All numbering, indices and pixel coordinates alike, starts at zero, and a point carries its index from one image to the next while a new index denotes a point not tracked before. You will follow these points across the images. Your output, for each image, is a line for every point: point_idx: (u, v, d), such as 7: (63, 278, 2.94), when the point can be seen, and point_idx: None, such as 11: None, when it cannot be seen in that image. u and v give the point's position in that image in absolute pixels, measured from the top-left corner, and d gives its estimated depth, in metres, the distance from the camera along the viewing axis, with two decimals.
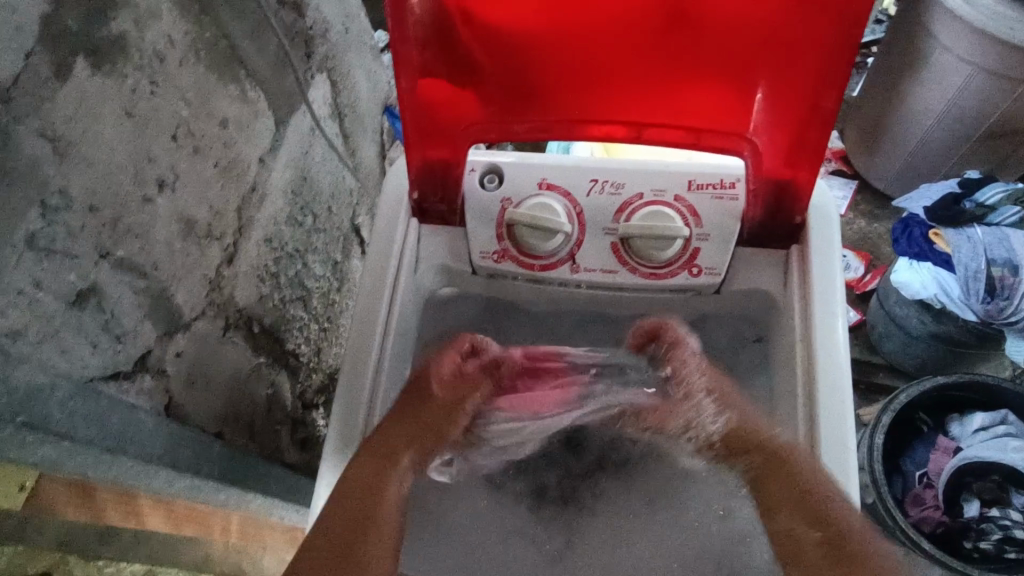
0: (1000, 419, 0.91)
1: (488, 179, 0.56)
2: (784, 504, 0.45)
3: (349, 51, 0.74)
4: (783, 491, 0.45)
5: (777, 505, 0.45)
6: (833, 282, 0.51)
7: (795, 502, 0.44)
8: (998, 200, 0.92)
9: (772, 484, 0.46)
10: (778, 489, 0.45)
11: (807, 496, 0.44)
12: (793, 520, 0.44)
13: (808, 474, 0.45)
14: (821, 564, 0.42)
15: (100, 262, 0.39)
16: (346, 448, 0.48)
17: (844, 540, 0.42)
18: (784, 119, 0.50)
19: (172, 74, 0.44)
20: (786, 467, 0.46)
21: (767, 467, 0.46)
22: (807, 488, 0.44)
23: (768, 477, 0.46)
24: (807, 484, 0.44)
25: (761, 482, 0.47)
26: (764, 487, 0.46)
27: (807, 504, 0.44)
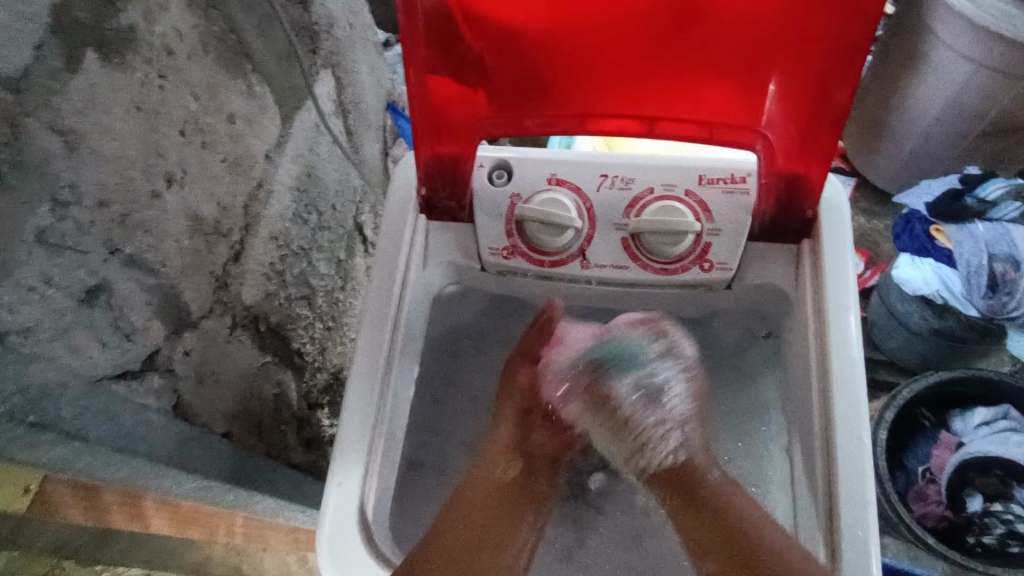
0: (1002, 414, 0.92)
1: (496, 174, 0.55)
2: (713, 549, 0.46)
3: (354, 47, 0.73)
4: (715, 538, 0.46)
5: (702, 546, 0.46)
6: (846, 277, 0.51)
7: (719, 544, 0.46)
8: (999, 196, 0.92)
9: (698, 527, 0.47)
10: (698, 525, 0.47)
11: (736, 533, 0.46)
12: (725, 567, 0.45)
13: (735, 516, 0.46)
14: None
15: (110, 260, 0.38)
16: (355, 449, 0.47)
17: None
18: (796, 112, 0.50)
19: (180, 68, 0.44)
20: (719, 511, 0.47)
21: (687, 505, 0.48)
22: (737, 530, 0.46)
23: (683, 512, 0.48)
24: (728, 521, 0.46)
25: (698, 528, 0.47)
26: (682, 520, 0.48)
27: (742, 551, 0.45)
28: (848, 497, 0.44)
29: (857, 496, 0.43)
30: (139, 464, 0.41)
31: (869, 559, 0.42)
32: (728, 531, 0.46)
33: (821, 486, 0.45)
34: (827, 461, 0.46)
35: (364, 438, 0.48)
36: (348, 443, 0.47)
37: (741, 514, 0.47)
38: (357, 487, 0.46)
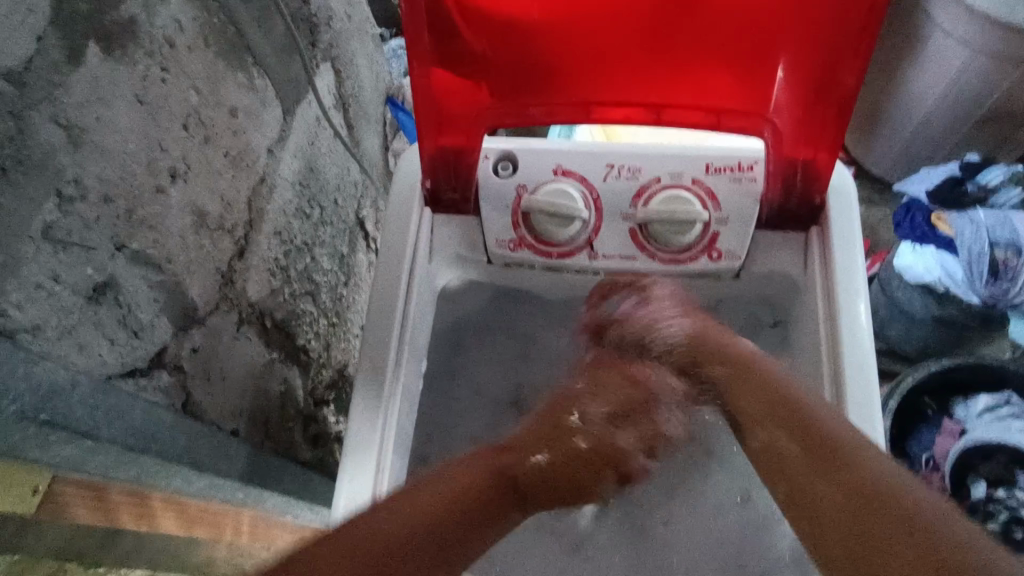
0: (1004, 400, 0.92)
1: (502, 166, 0.55)
2: (765, 414, 0.45)
3: (352, 41, 0.72)
4: (761, 406, 0.46)
5: (757, 418, 0.46)
6: (856, 263, 0.50)
7: (766, 405, 0.46)
8: (999, 183, 0.93)
9: (752, 401, 0.47)
10: (750, 398, 0.47)
11: (782, 401, 0.45)
12: (772, 430, 0.44)
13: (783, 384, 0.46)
14: (798, 465, 0.42)
15: (116, 256, 0.37)
16: (366, 445, 0.47)
17: (827, 436, 0.41)
18: (805, 98, 0.49)
19: (181, 60, 0.43)
20: (771, 384, 0.46)
21: (734, 374, 0.49)
22: (783, 396, 0.45)
23: (740, 385, 0.48)
24: (770, 385, 0.46)
25: (754, 399, 0.47)
26: (742, 396, 0.48)
27: (783, 412, 0.44)
28: None
29: None
30: (150, 462, 0.41)
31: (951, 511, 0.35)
32: (776, 397, 0.45)
33: None
34: None
35: (374, 433, 0.48)
36: (360, 437, 0.47)
37: (778, 374, 0.47)
38: (370, 483, 0.46)
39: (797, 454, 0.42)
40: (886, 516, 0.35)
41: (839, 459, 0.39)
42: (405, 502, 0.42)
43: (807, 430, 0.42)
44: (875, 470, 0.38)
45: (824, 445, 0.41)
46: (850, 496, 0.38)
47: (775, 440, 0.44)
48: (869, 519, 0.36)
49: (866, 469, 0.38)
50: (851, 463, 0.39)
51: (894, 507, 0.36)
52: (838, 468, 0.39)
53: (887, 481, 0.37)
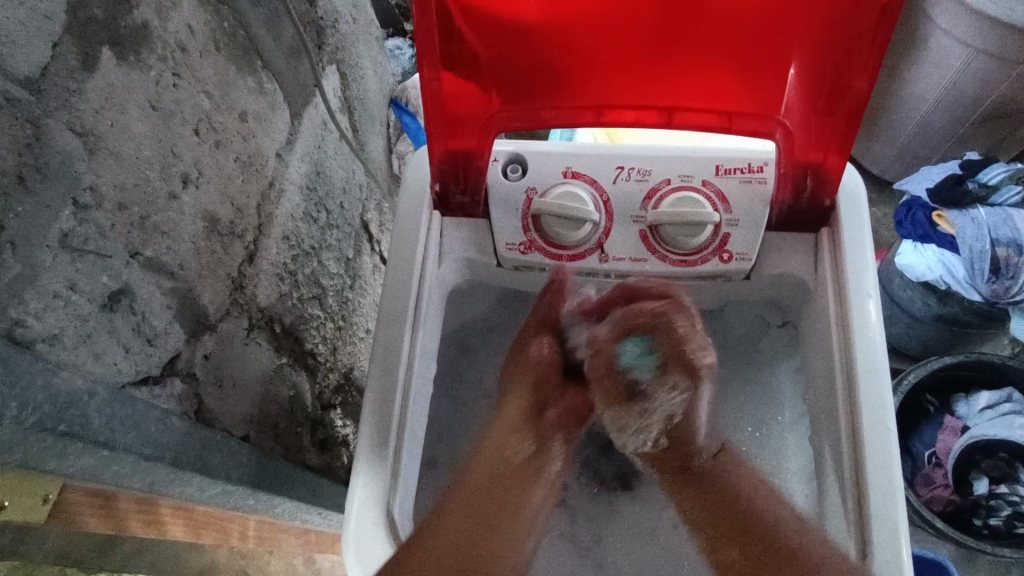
0: (1005, 397, 0.92)
1: (511, 168, 0.55)
2: (715, 526, 0.48)
3: (358, 43, 0.72)
4: (722, 519, 0.48)
5: (714, 530, 0.48)
6: (865, 263, 0.51)
7: (717, 508, 0.49)
8: (1000, 181, 0.92)
9: (693, 500, 0.50)
10: (702, 496, 0.49)
11: (731, 504, 0.48)
12: (739, 556, 0.46)
13: (730, 487, 0.49)
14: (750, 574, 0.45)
15: (130, 263, 0.37)
16: (379, 451, 0.47)
17: (784, 544, 0.45)
18: (818, 100, 0.49)
19: (193, 65, 0.43)
20: (721, 483, 0.49)
21: (695, 474, 0.50)
22: (730, 499, 0.49)
23: (694, 491, 0.50)
24: (729, 503, 0.48)
25: (716, 503, 0.49)
26: (691, 494, 0.50)
27: (730, 517, 0.48)
28: (878, 486, 0.44)
29: (886, 482, 0.44)
30: (165, 470, 0.41)
31: (900, 544, 0.42)
32: (727, 504, 0.48)
33: (847, 475, 0.45)
34: (853, 446, 0.46)
35: (386, 439, 0.48)
36: (373, 443, 0.47)
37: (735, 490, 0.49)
38: (382, 488, 0.46)
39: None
40: None
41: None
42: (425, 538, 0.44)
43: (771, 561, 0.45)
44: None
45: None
46: None
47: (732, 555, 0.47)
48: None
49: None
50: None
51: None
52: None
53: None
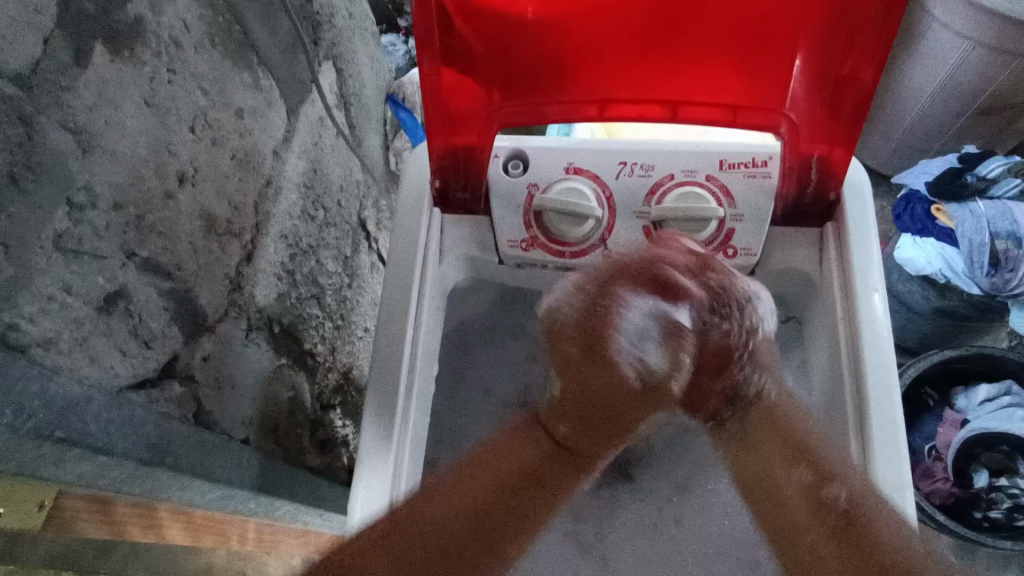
0: (1005, 390, 0.92)
1: (512, 165, 0.54)
2: (797, 457, 0.46)
3: (354, 38, 0.71)
4: (786, 444, 0.46)
5: (789, 458, 0.46)
6: (872, 257, 0.50)
7: (785, 448, 0.46)
8: (999, 174, 0.93)
9: (764, 445, 0.47)
10: (768, 440, 0.47)
11: (805, 441, 0.46)
12: (809, 500, 0.44)
13: (804, 430, 0.47)
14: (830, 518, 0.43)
15: (126, 264, 0.36)
16: (383, 451, 0.47)
17: (865, 496, 0.43)
18: (823, 93, 0.48)
19: (188, 61, 0.42)
20: (791, 423, 0.47)
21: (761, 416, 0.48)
22: (807, 442, 0.46)
23: (763, 432, 0.48)
24: (798, 430, 0.47)
25: (786, 436, 0.47)
26: (752, 441, 0.48)
27: (813, 457, 0.45)
28: (885, 479, 0.44)
29: (895, 477, 0.44)
30: (165, 475, 0.40)
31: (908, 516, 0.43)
32: (801, 444, 0.46)
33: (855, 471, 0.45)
34: (862, 442, 0.46)
35: (389, 440, 0.47)
36: (375, 444, 0.47)
37: (797, 414, 0.48)
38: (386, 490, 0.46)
39: (816, 520, 0.43)
40: None
41: (862, 542, 0.41)
42: (427, 515, 0.44)
43: (834, 496, 0.43)
44: (894, 562, 0.40)
45: (843, 523, 0.42)
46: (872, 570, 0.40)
47: (792, 489, 0.45)
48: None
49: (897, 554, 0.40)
50: (873, 554, 0.41)
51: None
52: (864, 552, 0.41)
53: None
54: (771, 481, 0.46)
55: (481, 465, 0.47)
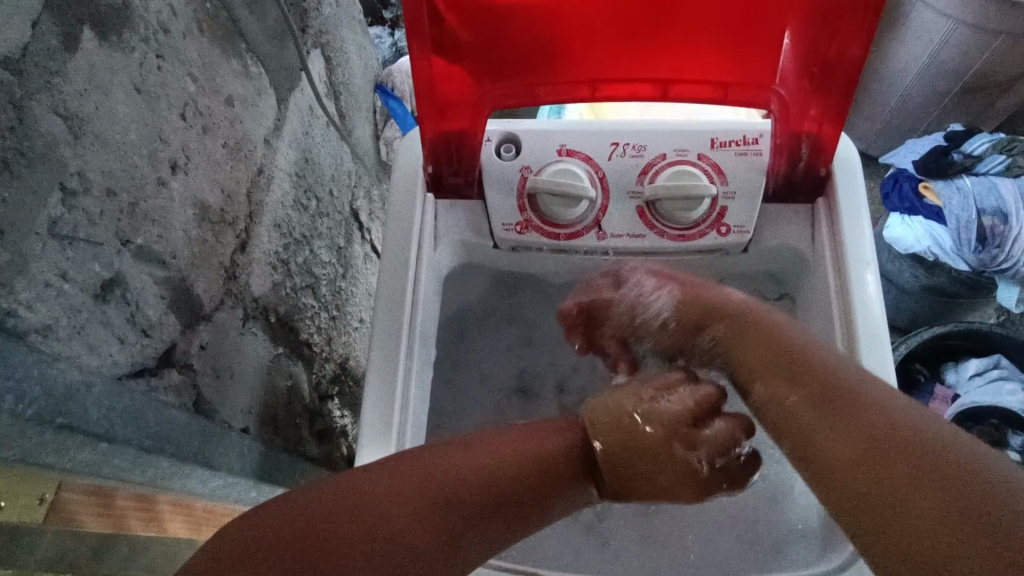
0: (993, 364, 0.94)
1: (505, 148, 0.55)
2: (767, 366, 0.44)
3: (341, 26, 0.70)
4: (767, 356, 0.45)
5: (763, 371, 0.45)
6: (863, 232, 0.51)
7: (765, 353, 0.45)
8: (984, 150, 0.94)
9: (747, 353, 0.47)
10: (748, 352, 0.47)
11: (779, 346, 0.45)
12: (792, 397, 0.42)
13: (777, 333, 0.46)
14: (809, 411, 0.40)
15: (121, 251, 0.36)
16: (383, 436, 0.47)
17: (837, 383, 0.40)
18: (812, 70, 0.48)
19: (177, 47, 0.41)
20: (763, 330, 0.47)
21: (733, 332, 0.49)
22: (780, 344, 0.45)
23: (746, 343, 0.47)
24: (771, 335, 0.46)
25: (761, 345, 0.46)
26: (741, 357, 0.47)
27: (785, 360, 0.44)
28: None
29: None
30: (165, 463, 0.40)
31: None
32: (778, 348, 0.45)
33: None
34: None
35: (388, 424, 0.47)
36: (375, 428, 0.47)
37: (784, 328, 0.46)
38: None
39: (803, 402, 0.41)
40: (913, 461, 0.34)
41: (846, 408, 0.38)
42: (425, 466, 0.42)
43: (813, 379, 0.41)
44: (886, 414, 0.37)
45: (824, 398, 0.40)
46: (868, 443, 0.36)
47: (778, 392, 0.43)
48: (882, 465, 0.35)
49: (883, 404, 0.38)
50: (861, 413, 0.38)
51: (927, 459, 0.34)
52: (847, 414, 0.38)
53: (934, 437, 0.35)
54: (762, 400, 0.44)
55: (482, 441, 0.45)
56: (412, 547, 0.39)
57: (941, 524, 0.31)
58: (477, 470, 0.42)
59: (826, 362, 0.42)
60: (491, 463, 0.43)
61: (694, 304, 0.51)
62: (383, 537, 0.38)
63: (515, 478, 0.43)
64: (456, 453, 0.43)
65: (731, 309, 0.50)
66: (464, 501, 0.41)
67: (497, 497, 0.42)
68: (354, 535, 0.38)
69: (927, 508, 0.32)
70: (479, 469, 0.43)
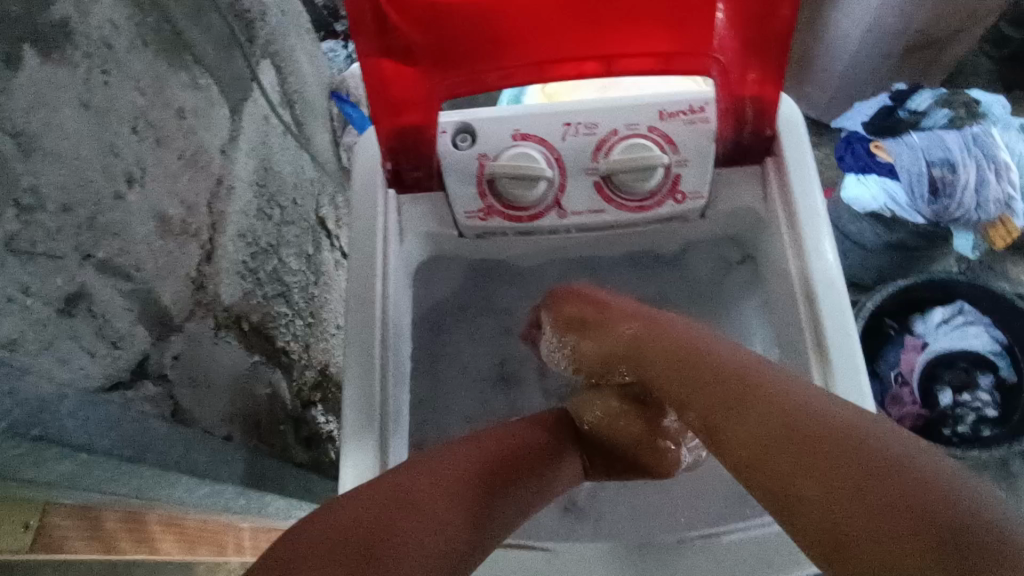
0: (957, 311, 0.97)
1: (461, 138, 0.55)
2: (673, 378, 0.45)
3: (289, 35, 0.71)
4: (674, 371, 0.46)
5: (671, 387, 0.45)
6: (811, 184, 0.53)
7: (670, 366, 0.46)
8: (929, 106, 0.97)
9: (654, 368, 0.48)
10: (653, 363, 0.48)
11: (681, 355, 0.46)
12: (701, 409, 0.42)
13: (680, 344, 0.47)
14: (717, 420, 0.41)
15: (84, 264, 0.36)
16: (364, 429, 0.48)
17: (736, 388, 0.41)
18: (747, 32, 0.50)
19: (122, 61, 0.42)
20: (670, 343, 0.48)
21: (632, 346, 0.50)
22: (681, 354, 0.46)
23: (653, 359, 0.48)
24: (673, 347, 0.47)
25: (661, 355, 0.47)
26: (651, 373, 0.48)
27: (688, 371, 0.45)
28: (845, 387, 0.46)
29: (853, 384, 0.46)
30: (149, 473, 0.40)
31: (861, 381, 0.46)
32: (683, 359, 0.46)
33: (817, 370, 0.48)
34: (819, 356, 0.48)
35: (370, 417, 0.48)
36: (354, 422, 0.48)
37: (693, 336, 0.48)
38: (373, 464, 0.47)
39: (703, 415, 0.42)
40: (834, 460, 0.35)
41: (749, 413, 0.40)
42: (448, 464, 0.44)
43: (713, 391, 0.42)
44: (792, 417, 0.38)
45: (731, 408, 0.41)
46: (770, 441, 0.38)
47: (684, 409, 0.44)
48: (790, 463, 0.37)
49: (772, 401, 0.39)
50: (766, 419, 0.39)
51: (855, 461, 0.35)
52: (747, 418, 0.40)
53: (818, 422, 0.37)
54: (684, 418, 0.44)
55: (489, 434, 0.48)
56: (456, 537, 0.40)
57: (896, 541, 0.31)
58: (491, 463, 0.45)
59: (722, 370, 0.43)
60: (500, 455, 0.46)
61: (592, 349, 0.54)
62: (429, 531, 0.40)
63: (518, 468, 0.47)
64: (469, 448, 0.46)
65: (641, 323, 0.51)
66: (486, 491, 0.44)
67: (510, 483, 0.45)
68: (408, 528, 0.39)
69: (869, 511, 0.33)
70: (493, 462, 0.46)
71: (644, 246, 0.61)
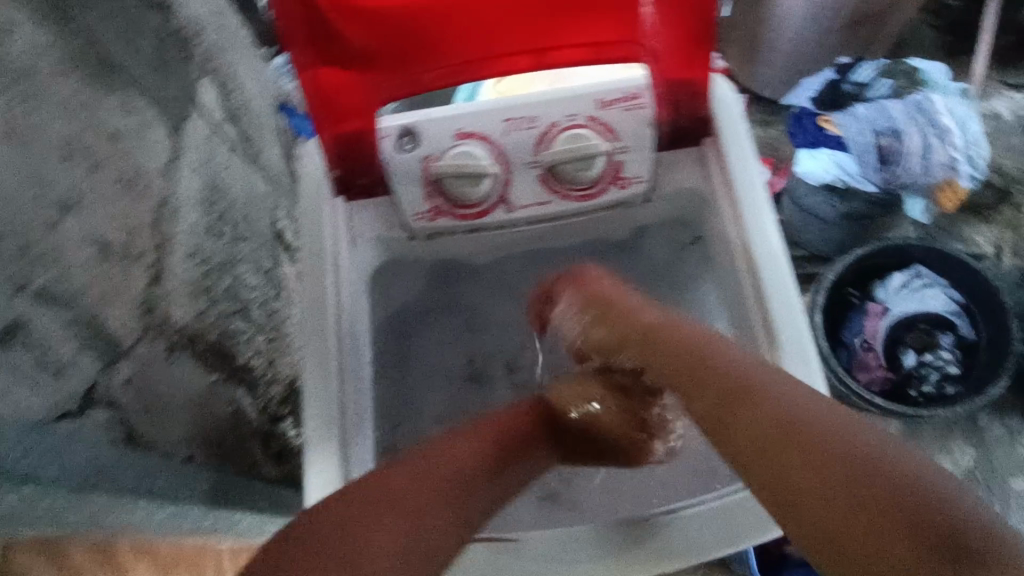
0: (915, 275, 0.99)
1: (404, 141, 0.54)
2: (681, 375, 0.48)
3: (228, 51, 0.70)
4: (681, 368, 0.48)
5: (678, 382, 0.48)
6: (748, 160, 0.55)
7: (677, 362, 0.49)
8: (870, 77, 1.00)
9: (661, 363, 0.50)
10: (661, 355, 0.51)
11: (688, 352, 0.49)
12: (705, 403, 0.45)
13: (687, 341, 0.50)
14: (720, 412, 0.44)
15: (18, 296, 0.36)
16: (326, 435, 0.48)
17: (739, 384, 0.44)
18: (677, 16, 0.50)
19: (49, 88, 0.41)
20: (674, 341, 0.50)
21: (641, 344, 0.53)
22: (688, 353, 0.49)
23: (660, 354, 0.51)
24: (678, 346, 0.50)
25: (667, 353, 0.50)
26: (660, 367, 0.50)
27: (696, 367, 0.47)
28: (794, 360, 0.48)
29: (798, 351, 0.48)
30: (104, 499, 0.40)
31: (806, 349, 0.48)
32: (691, 357, 0.48)
33: (766, 340, 0.50)
34: (767, 328, 0.50)
35: (331, 426, 0.49)
36: (316, 432, 0.48)
37: (692, 332, 0.50)
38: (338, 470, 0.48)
39: (708, 406, 0.45)
40: (833, 457, 0.38)
41: (753, 407, 0.43)
42: (433, 458, 0.46)
43: (717, 386, 0.45)
44: (794, 413, 0.41)
45: (734, 400, 0.44)
46: (773, 435, 0.41)
47: (689, 401, 0.47)
48: (796, 456, 0.39)
49: (771, 400, 0.42)
50: (771, 412, 0.42)
51: (851, 460, 0.37)
52: (751, 410, 0.43)
53: (818, 420, 0.40)
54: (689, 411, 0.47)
55: (473, 426, 0.51)
56: (438, 526, 0.43)
57: (882, 532, 0.34)
58: (475, 453, 0.48)
59: (728, 366, 0.46)
60: (485, 446, 0.49)
61: (599, 337, 0.57)
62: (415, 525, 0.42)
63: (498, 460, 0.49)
64: (455, 441, 0.49)
65: (645, 322, 0.54)
66: (471, 482, 0.46)
67: (491, 475, 0.48)
68: (389, 522, 0.42)
69: (861, 505, 0.36)
70: (476, 451, 0.48)
71: (594, 233, 0.62)
